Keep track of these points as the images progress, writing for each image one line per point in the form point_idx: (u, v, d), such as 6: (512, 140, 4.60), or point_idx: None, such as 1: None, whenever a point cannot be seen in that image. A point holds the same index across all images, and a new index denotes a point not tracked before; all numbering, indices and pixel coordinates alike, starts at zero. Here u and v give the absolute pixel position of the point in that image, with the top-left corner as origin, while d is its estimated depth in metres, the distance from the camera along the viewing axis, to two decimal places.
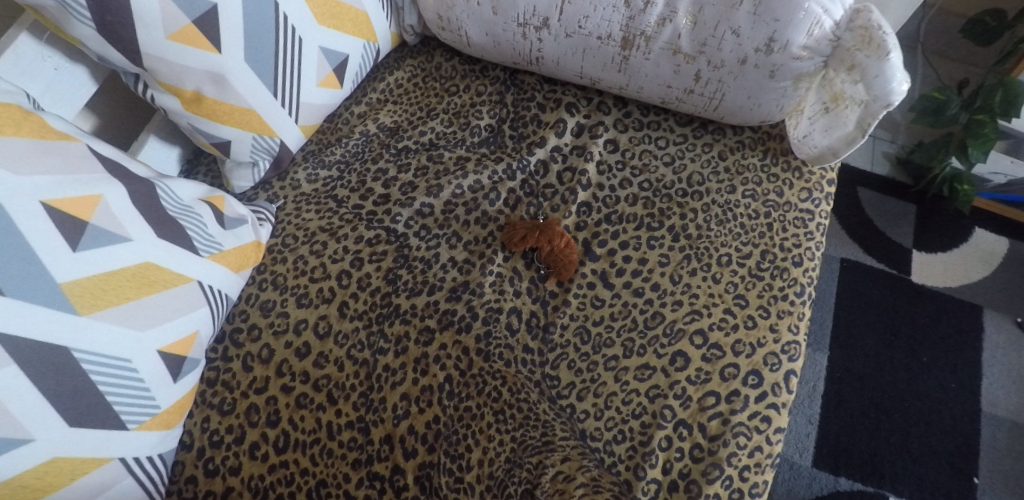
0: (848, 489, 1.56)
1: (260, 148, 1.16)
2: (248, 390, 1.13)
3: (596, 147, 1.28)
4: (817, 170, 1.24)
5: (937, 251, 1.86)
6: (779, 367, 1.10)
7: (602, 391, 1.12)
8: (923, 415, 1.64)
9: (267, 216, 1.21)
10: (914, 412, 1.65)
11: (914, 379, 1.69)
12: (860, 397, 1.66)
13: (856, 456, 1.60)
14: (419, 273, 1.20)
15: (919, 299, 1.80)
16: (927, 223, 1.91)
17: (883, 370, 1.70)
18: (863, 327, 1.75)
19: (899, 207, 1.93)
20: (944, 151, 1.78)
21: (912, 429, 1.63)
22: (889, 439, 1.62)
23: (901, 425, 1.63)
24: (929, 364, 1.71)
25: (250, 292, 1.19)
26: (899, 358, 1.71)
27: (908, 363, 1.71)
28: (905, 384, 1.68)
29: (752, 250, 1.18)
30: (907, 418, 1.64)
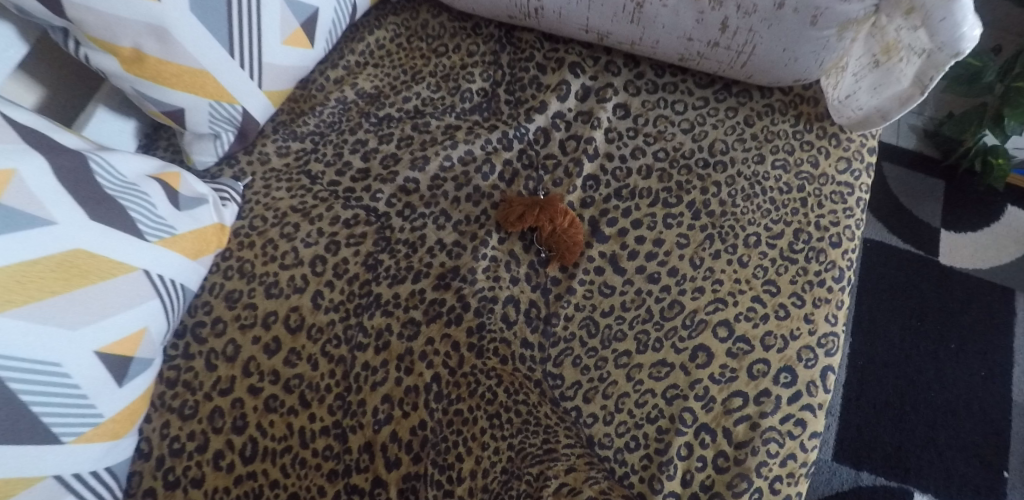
0: (871, 484, 1.42)
1: (220, 118, 1.01)
2: (212, 391, 1.00)
3: (604, 112, 1.12)
4: (856, 138, 1.10)
5: (967, 230, 1.70)
6: (815, 363, 0.95)
7: (612, 392, 0.98)
8: (955, 407, 1.50)
9: (232, 196, 1.07)
10: (946, 403, 1.50)
11: (945, 367, 1.54)
12: (887, 385, 1.52)
13: (880, 449, 1.46)
14: (403, 257, 1.06)
15: (951, 280, 1.64)
16: (956, 200, 1.74)
17: (913, 358, 1.55)
18: (894, 310, 1.60)
19: (927, 183, 1.76)
20: (978, 123, 1.59)
21: (941, 421, 1.48)
22: (917, 432, 1.47)
23: (930, 417, 1.49)
24: (961, 351, 1.56)
25: (214, 281, 1.05)
26: (933, 344, 1.56)
27: (940, 351, 1.56)
28: (936, 373, 1.53)
29: (784, 229, 1.03)
30: (937, 409, 1.49)
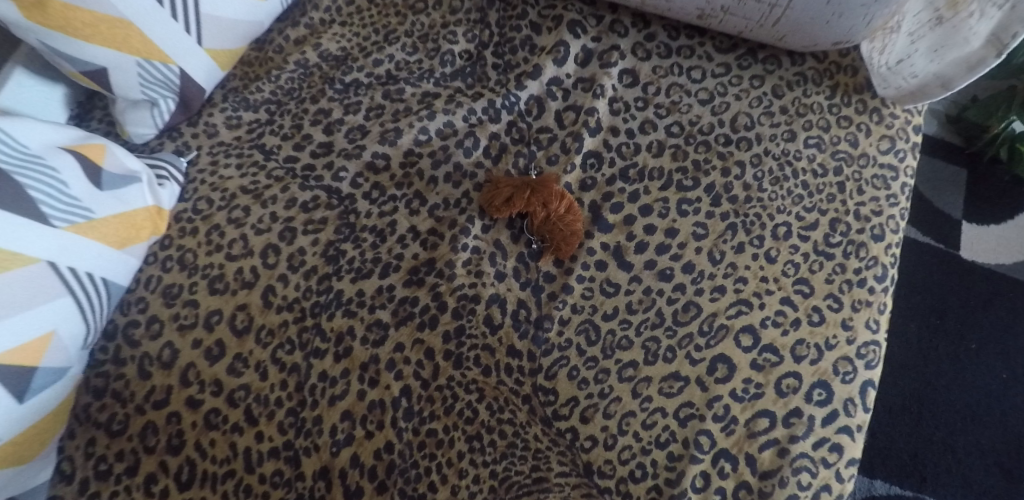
0: (885, 493, 1.15)
1: (153, 81, 0.89)
2: (145, 403, 0.85)
3: (609, 79, 0.96)
4: (901, 113, 0.94)
5: (990, 223, 1.39)
6: (853, 377, 0.80)
7: (615, 410, 0.81)
8: (973, 411, 1.22)
9: (171, 175, 0.92)
10: (966, 406, 1.22)
11: (965, 369, 1.25)
12: (900, 386, 1.24)
13: (894, 455, 1.18)
14: (369, 248, 0.89)
15: (971, 272, 1.34)
16: (981, 193, 1.41)
17: (931, 359, 1.26)
18: (912, 305, 1.30)
19: (948, 170, 1.44)
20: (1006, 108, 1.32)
21: (959, 426, 1.20)
22: (933, 438, 1.19)
23: (947, 420, 1.21)
24: (984, 352, 1.26)
25: (149, 274, 0.90)
26: (952, 345, 1.27)
27: (956, 351, 1.26)
28: (956, 374, 1.25)
29: (818, 219, 0.88)
30: (955, 412, 1.21)
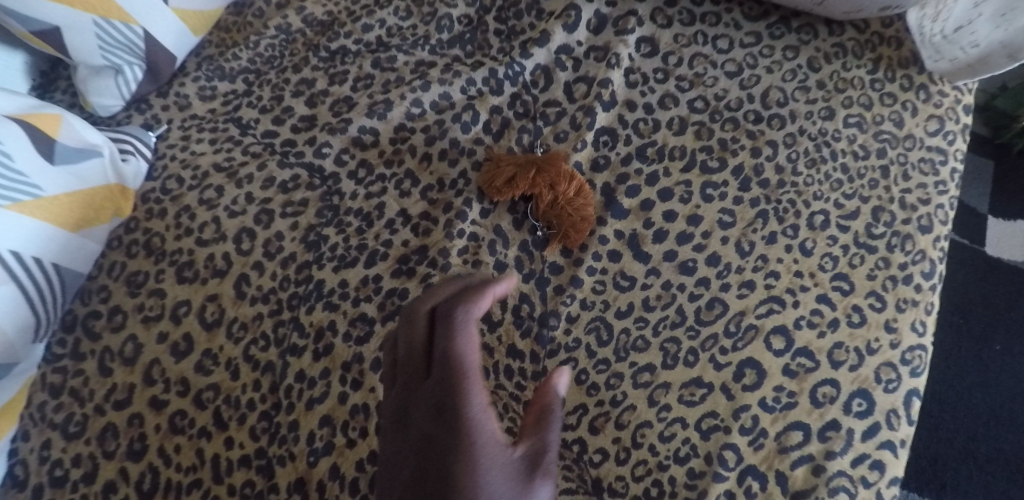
0: None
1: (113, 43, 0.82)
2: (105, 403, 0.76)
3: (625, 47, 0.86)
4: (951, 91, 0.84)
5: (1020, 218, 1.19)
6: (897, 386, 0.71)
7: (628, 420, 0.71)
8: (997, 415, 1.06)
9: (137, 149, 0.84)
10: (988, 409, 1.06)
11: (989, 370, 1.09)
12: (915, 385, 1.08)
13: (913, 462, 1.03)
14: (354, 233, 0.80)
15: (995, 268, 1.16)
16: (1011, 184, 1.21)
17: (952, 359, 1.09)
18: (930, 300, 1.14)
19: (970, 160, 1.23)
20: None
21: (982, 431, 1.05)
22: (954, 443, 1.04)
23: (968, 423, 1.05)
24: (1011, 354, 1.10)
25: (114, 260, 0.82)
26: (974, 343, 1.10)
27: (977, 351, 1.10)
28: (980, 375, 1.08)
29: (859, 207, 0.78)
30: (977, 416, 1.06)
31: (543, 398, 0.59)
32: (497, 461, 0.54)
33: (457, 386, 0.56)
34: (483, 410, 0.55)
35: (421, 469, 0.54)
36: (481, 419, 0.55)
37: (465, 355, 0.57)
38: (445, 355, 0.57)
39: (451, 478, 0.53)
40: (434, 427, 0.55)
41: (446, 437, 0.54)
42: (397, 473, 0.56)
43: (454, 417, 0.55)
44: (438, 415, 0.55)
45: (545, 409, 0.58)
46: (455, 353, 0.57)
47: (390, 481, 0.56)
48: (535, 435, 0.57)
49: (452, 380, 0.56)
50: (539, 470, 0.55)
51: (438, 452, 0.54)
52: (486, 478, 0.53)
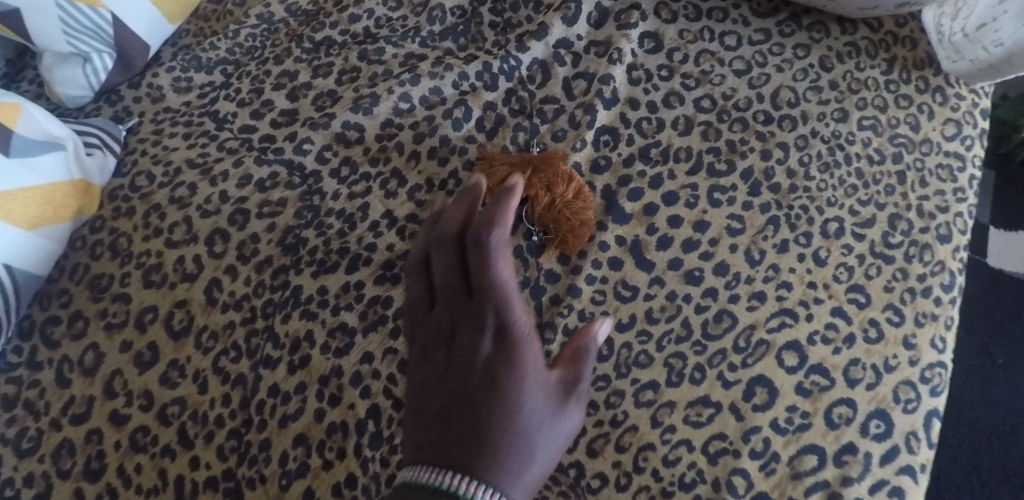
0: None
1: (79, 29, 0.77)
2: (61, 417, 0.70)
3: (627, 42, 0.82)
4: (968, 95, 0.79)
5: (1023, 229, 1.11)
6: (917, 407, 0.66)
7: (629, 442, 0.66)
8: (999, 430, 0.98)
9: (104, 143, 0.78)
10: (991, 424, 0.99)
11: (990, 382, 1.02)
12: None
13: None
14: (336, 236, 0.74)
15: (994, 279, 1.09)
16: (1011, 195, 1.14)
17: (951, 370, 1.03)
18: None
19: None
20: None
21: (986, 446, 0.98)
22: (956, 459, 0.97)
23: (970, 438, 0.98)
24: (1015, 367, 1.02)
25: (76, 262, 0.76)
26: (975, 354, 1.04)
27: (978, 365, 1.03)
28: (979, 388, 1.01)
29: (875, 214, 0.73)
30: (979, 431, 0.99)
31: (580, 335, 0.59)
32: (541, 384, 0.53)
33: (502, 306, 0.54)
34: (526, 330, 0.54)
35: (459, 389, 0.53)
36: (525, 339, 0.54)
37: (508, 274, 0.55)
38: (486, 274, 0.55)
39: (496, 396, 0.52)
40: (474, 348, 0.54)
41: (483, 361, 0.53)
42: (432, 390, 0.54)
43: (496, 339, 0.54)
44: (482, 334, 0.54)
45: (580, 341, 0.58)
46: (498, 274, 0.55)
47: (424, 399, 0.54)
48: (570, 368, 0.57)
49: (497, 301, 0.54)
50: (571, 396, 0.55)
51: (483, 371, 0.53)
52: (528, 399, 0.53)
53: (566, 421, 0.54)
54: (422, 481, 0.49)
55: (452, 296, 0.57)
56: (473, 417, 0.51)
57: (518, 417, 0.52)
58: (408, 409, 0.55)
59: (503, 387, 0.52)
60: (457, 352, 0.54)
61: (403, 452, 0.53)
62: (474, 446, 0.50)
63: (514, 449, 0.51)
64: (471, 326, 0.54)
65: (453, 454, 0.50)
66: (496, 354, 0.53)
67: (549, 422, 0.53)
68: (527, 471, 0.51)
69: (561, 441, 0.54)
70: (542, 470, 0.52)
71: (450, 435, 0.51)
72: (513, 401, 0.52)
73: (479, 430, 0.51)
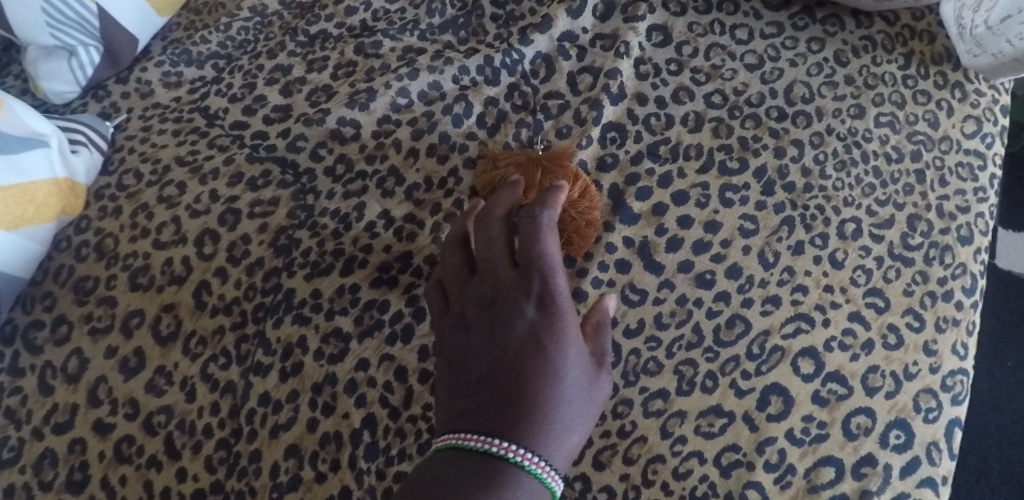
0: None
1: (64, 21, 0.74)
2: (43, 426, 0.67)
3: (635, 36, 0.79)
4: (988, 90, 0.76)
5: None
6: (938, 416, 0.63)
7: (638, 454, 0.62)
8: (1009, 435, 0.95)
9: (90, 139, 0.75)
10: (1001, 429, 0.95)
11: (999, 385, 0.98)
12: None
13: None
14: (331, 237, 0.71)
15: (1002, 281, 1.04)
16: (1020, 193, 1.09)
17: None
18: None
19: None
20: None
21: (995, 452, 0.94)
22: (964, 464, 0.94)
23: (978, 443, 0.95)
24: None
25: (60, 264, 0.73)
26: (983, 357, 1.00)
27: (987, 368, 0.99)
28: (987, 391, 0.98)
29: (894, 214, 0.70)
30: (989, 436, 0.95)
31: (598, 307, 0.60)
32: (581, 353, 0.55)
33: (547, 277, 0.56)
34: (569, 301, 0.56)
35: (501, 355, 0.54)
36: (568, 309, 0.56)
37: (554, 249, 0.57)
38: (533, 247, 0.57)
39: (540, 361, 0.53)
40: (517, 316, 0.55)
41: (526, 328, 0.55)
42: (475, 360, 0.55)
43: (539, 308, 0.55)
44: (526, 303, 0.55)
45: (598, 314, 0.60)
46: (545, 248, 0.57)
47: (467, 368, 0.56)
48: (594, 341, 0.59)
49: (542, 272, 0.56)
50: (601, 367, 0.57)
51: (525, 337, 0.54)
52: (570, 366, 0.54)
53: (601, 390, 0.56)
54: (470, 444, 0.51)
55: (495, 268, 0.58)
56: (517, 383, 0.53)
57: (562, 383, 0.53)
58: (451, 378, 0.56)
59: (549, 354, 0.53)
60: (499, 320, 0.56)
61: (448, 417, 0.54)
62: (518, 410, 0.52)
63: (558, 414, 0.52)
64: (515, 296, 0.56)
65: (499, 419, 0.51)
66: (541, 322, 0.54)
67: (588, 390, 0.55)
68: (569, 434, 0.52)
69: (597, 407, 0.56)
70: (581, 436, 0.54)
71: (497, 399, 0.53)
72: (559, 367, 0.53)
73: (525, 396, 0.52)
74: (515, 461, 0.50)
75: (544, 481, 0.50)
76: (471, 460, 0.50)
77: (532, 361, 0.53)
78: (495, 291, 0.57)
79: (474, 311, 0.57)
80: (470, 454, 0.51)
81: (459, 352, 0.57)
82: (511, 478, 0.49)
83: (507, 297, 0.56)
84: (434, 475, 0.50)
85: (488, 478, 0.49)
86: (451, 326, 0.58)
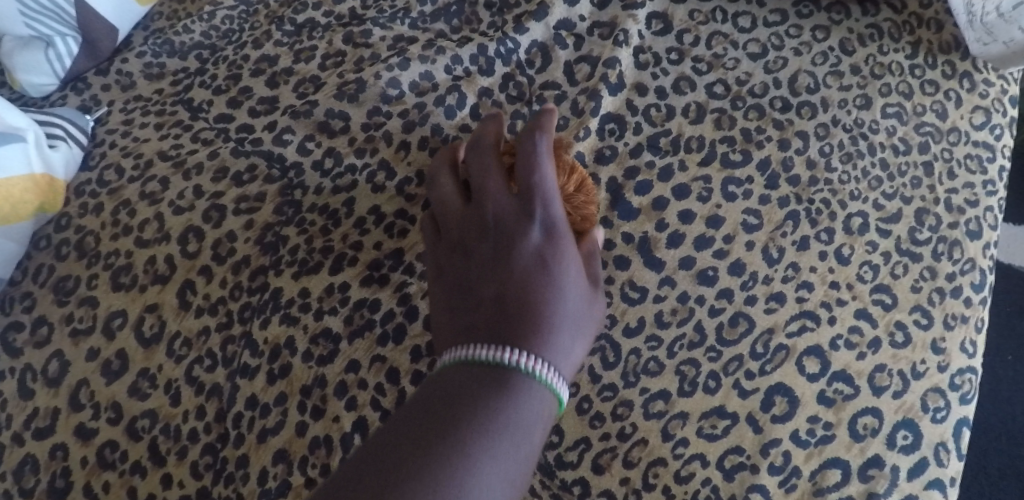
0: None
1: (39, 10, 0.71)
2: (24, 431, 0.64)
3: (634, 24, 0.77)
4: (997, 80, 0.74)
5: None
6: (946, 416, 0.61)
7: (638, 457, 0.60)
8: (1010, 429, 0.93)
9: (69, 133, 0.72)
10: (1001, 423, 0.94)
11: (1000, 379, 0.96)
12: None
13: None
14: (320, 234, 0.69)
15: (1002, 273, 1.02)
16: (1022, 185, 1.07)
17: None
18: None
19: None
20: None
21: (995, 447, 0.92)
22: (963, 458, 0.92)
23: (978, 438, 0.93)
24: None
25: (40, 263, 0.70)
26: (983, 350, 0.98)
27: (987, 362, 0.97)
28: (987, 385, 0.96)
29: (901, 208, 0.68)
30: (989, 431, 0.93)
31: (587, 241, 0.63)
32: (581, 275, 0.57)
33: (547, 201, 0.58)
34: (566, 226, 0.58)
35: (505, 276, 0.55)
36: (567, 234, 0.58)
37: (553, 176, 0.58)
38: (533, 174, 0.57)
39: (545, 279, 0.54)
40: (520, 240, 0.56)
41: (529, 249, 0.56)
42: (476, 282, 0.56)
43: (541, 232, 0.56)
44: (528, 229, 0.56)
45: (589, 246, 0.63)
46: (544, 176, 0.58)
47: (468, 292, 0.56)
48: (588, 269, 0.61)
49: (542, 196, 0.58)
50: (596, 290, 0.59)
51: (529, 259, 0.55)
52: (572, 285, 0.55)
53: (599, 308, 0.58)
54: (482, 357, 0.51)
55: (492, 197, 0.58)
56: (522, 300, 0.53)
57: (566, 299, 0.54)
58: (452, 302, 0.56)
59: (552, 272, 0.55)
60: (501, 243, 0.56)
61: (450, 339, 0.54)
62: (526, 327, 0.52)
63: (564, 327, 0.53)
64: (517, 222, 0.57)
65: (507, 331, 0.52)
66: (544, 241, 0.56)
67: (586, 307, 0.56)
68: (574, 345, 0.53)
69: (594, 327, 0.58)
70: (581, 350, 0.55)
71: (503, 317, 0.53)
72: (562, 284, 0.55)
73: (531, 308, 0.53)
74: (528, 369, 0.50)
75: (554, 393, 0.51)
76: (482, 374, 0.50)
77: (536, 277, 0.54)
78: (497, 217, 0.57)
79: (476, 236, 0.58)
80: (481, 366, 0.50)
81: (460, 279, 0.57)
82: (523, 390, 0.50)
83: (509, 220, 0.57)
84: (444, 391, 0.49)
85: (500, 388, 0.49)
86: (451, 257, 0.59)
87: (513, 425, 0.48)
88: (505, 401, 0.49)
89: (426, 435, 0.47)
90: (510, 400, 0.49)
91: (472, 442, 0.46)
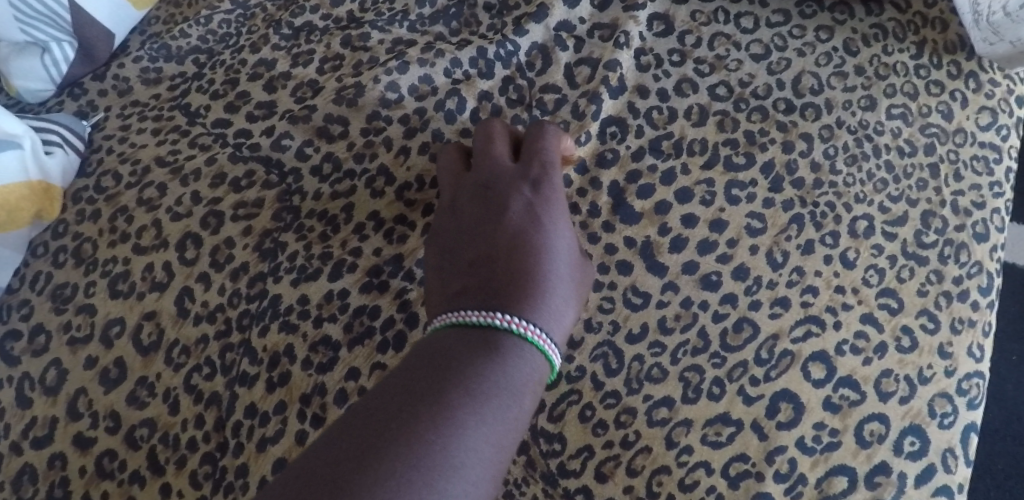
0: None
1: (33, 15, 0.71)
2: (22, 441, 0.64)
3: (635, 25, 0.76)
4: (1004, 79, 0.73)
5: None
6: (954, 421, 0.60)
7: (642, 465, 0.60)
8: (1015, 430, 0.92)
9: (65, 138, 0.71)
10: (1006, 424, 0.93)
11: (1005, 379, 0.95)
12: None
13: None
14: (319, 240, 0.68)
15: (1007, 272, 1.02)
16: None
17: None
18: None
19: None
20: None
21: (1000, 448, 0.92)
22: None
23: (983, 439, 0.92)
24: None
25: (38, 271, 0.69)
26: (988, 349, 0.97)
27: (992, 362, 0.97)
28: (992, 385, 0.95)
29: (907, 211, 0.67)
30: (994, 432, 0.93)
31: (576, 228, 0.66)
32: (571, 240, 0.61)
33: (544, 173, 0.64)
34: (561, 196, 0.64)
35: (500, 231, 0.59)
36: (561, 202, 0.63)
37: (554, 153, 0.66)
38: (535, 149, 0.65)
39: (539, 233, 0.59)
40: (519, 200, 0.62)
41: (527, 208, 0.61)
42: (473, 240, 0.60)
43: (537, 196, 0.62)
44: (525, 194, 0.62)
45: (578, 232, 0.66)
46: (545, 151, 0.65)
47: (464, 251, 0.60)
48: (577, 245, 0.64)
49: (541, 168, 0.64)
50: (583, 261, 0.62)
51: (525, 215, 0.60)
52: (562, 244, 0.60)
53: (587, 276, 0.61)
54: (471, 319, 0.53)
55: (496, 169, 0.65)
56: (516, 250, 0.58)
57: (557, 254, 0.59)
58: (447, 264, 0.60)
59: (546, 229, 0.60)
60: (499, 205, 0.61)
61: (445, 296, 0.57)
62: (518, 276, 0.56)
63: (552, 283, 0.57)
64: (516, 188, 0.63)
65: (501, 278, 0.56)
66: (536, 203, 0.61)
67: (574, 271, 0.60)
68: (562, 302, 0.56)
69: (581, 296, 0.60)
70: (568, 314, 0.57)
71: (497, 267, 0.57)
72: (555, 240, 0.59)
73: (524, 259, 0.57)
74: (516, 331, 0.52)
75: (544, 354, 0.53)
76: (472, 333, 0.52)
77: (529, 231, 0.59)
78: (498, 184, 0.63)
79: (475, 202, 0.63)
80: (471, 328, 0.52)
81: (456, 241, 0.61)
82: (512, 346, 0.52)
83: (506, 186, 0.63)
84: (436, 347, 0.51)
85: (490, 345, 0.51)
86: (449, 226, 0.63)
87: (500, 389, 0.49)
88: (492, 360, 0.50)
89: (412, 393, 0.48)
90: (498, 360, 0.50)
91: (454, 402, 0.47)
